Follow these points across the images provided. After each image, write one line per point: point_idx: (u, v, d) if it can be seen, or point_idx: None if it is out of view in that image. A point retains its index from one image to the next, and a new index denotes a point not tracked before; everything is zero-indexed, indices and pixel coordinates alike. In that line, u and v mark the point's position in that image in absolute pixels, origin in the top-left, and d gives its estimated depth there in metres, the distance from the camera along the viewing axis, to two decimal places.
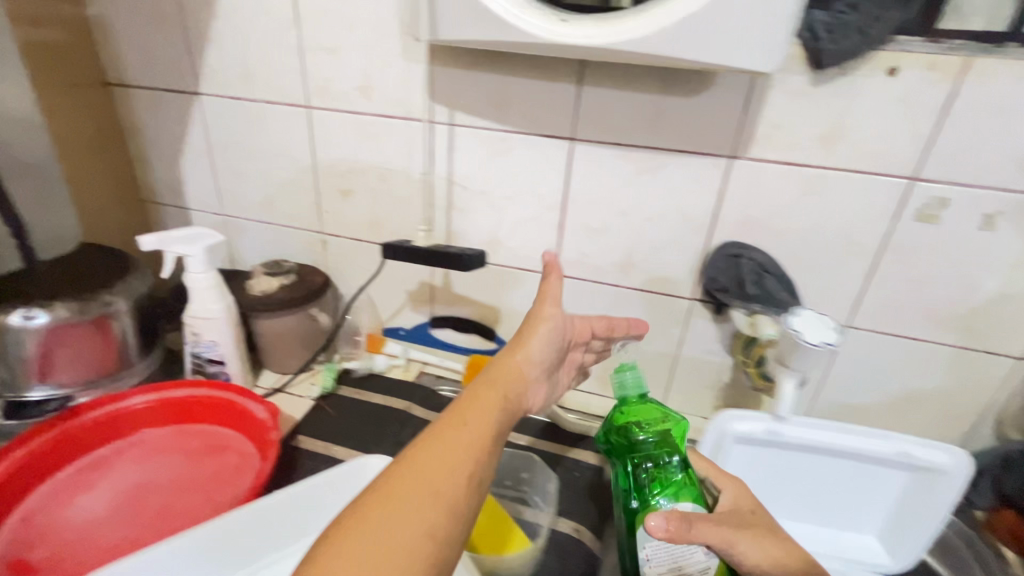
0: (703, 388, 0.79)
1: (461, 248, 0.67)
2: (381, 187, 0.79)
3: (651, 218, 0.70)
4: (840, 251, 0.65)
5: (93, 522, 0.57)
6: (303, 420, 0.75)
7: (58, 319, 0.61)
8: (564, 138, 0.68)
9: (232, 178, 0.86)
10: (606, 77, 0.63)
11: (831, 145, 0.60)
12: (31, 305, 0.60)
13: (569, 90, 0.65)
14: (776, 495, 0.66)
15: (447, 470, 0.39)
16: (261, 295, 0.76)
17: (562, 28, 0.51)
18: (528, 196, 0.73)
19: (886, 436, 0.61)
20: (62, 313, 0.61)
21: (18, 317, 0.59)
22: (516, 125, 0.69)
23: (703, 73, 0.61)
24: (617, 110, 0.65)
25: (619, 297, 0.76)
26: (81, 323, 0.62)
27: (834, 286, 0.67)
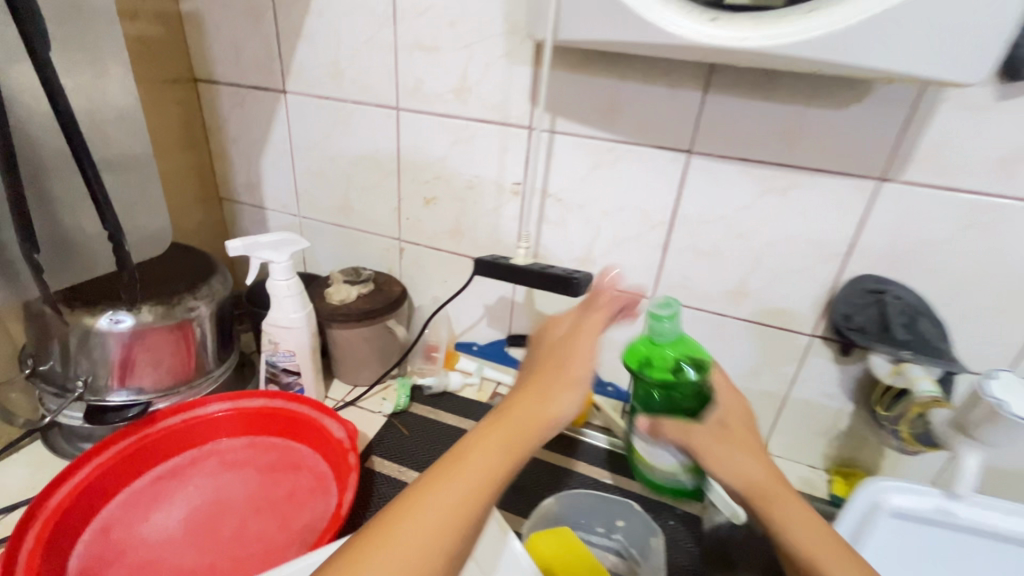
0: (813, 433, 0.70)
1: (569, 270, 0.59)
2: (467, 196, 0.74)
3: (772, 243, 0.62)
4: (1006, 293, 0.55)
5: (169, 539, 0.55)
6: (375, 438, 0.71)
7: (144, 323, 0.59)
8: (679, 150, 0.61)
9: (311, 179, 0.83)
10: (737, 85, 0.56)
11: (1012, 170, 0.51)
12: (118, 308, 0.58)
13: (691, 98, 0.58)
14: None
15: (448, 525, 0.37)
16: (339, 304, 0.73)
17: (711, 29, 0.45)
18: (631, 211, 0.66)
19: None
20: (148, 317, 0.59)
21: (105, 321, 0.57)
22: (625, 135, 0.63)
23: (857, 82, 0.53)
24: (746, 122, 0.57)
25: (724, 327, 0.68)
26: (165, 328, 0.61)
27: (993, 333, 0.57)
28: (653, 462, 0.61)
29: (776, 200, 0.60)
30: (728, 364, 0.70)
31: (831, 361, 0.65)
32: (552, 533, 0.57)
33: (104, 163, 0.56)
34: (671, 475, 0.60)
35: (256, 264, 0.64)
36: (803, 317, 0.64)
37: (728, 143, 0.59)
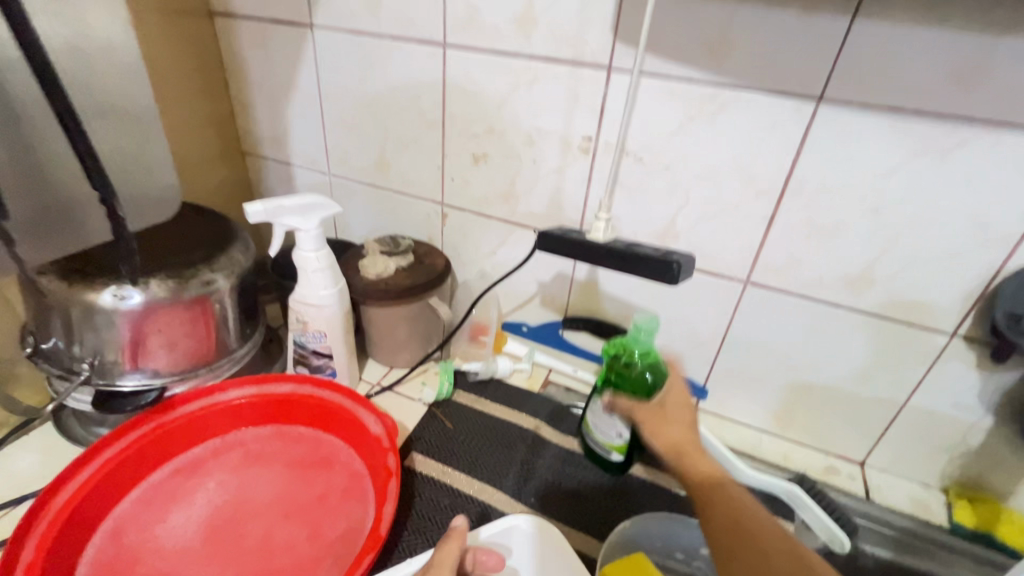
0: (933, 448, 0.59)
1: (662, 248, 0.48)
2: (524, 154, 0.62)
3: (917, 219, 0.49)
4: None
5: (187, 546, 0.48)
6: (415, 432, 0.63)
7: (153, 301, 0.51)
8: (807, 97, 0.48)
9: (343, 132, 0.72)
10: (903, 7, 0.42)
11: None
12: (123, 283, 0.50)
13: (833, 26, 0.45)
14: None
15: None
16: (375, 279, 0.63)
17: None
18: (730, 175, 0.54)
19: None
20: (158, 292, 0.51)
21: (108, 297, 0.49)
22: (734, 77, 0.49)
23: None
24: (907, 58, 0.44)
25: (834, 319, 0.56)
26: (178, 305, 0.52)
27: None
28: (596, 433, 0.59)
29: (933, 164, 0.46)
30: (835, 363, 0.59)
31: (973, 367, 0.53)
32: (628, 562, 0.47)
33: (99, 106, 0.46)
34: (603, 447, 0.59)
35: (280, 232, 0.54)
36: (944, 312, 0.51)
37: (879, 87, 0.45)
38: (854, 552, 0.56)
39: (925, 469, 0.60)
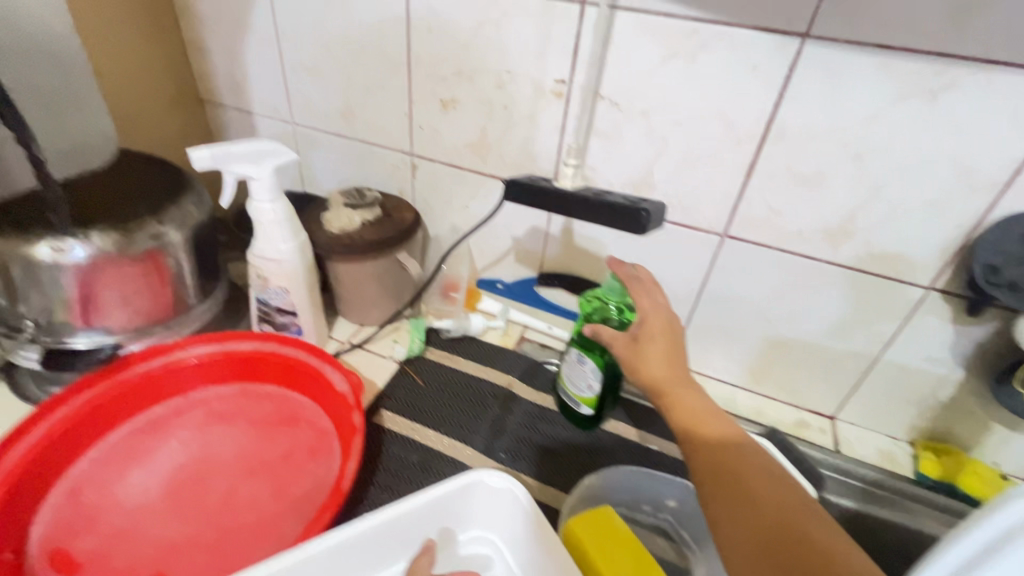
0: (904, 402, 0.59)
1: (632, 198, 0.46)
2: (496, 98, 0.59)
3: (901, 166, 0.47)
4: None
5: (148, 505, 0.47)
6: (386, 389, 0.62)
7: (98, 254, 0.48)
8: (792, 34, 0.44)
9: (303, 76, 0.68)
10: None
11: None
12: (62, 235, 0.47)
13: None
14: None
15: None
16: (339, 233, 0.60)
17: None
18: (710, 121, 0.51)
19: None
20: (102, 246, 0.48)
21: (46, 249, 0.46)
22: (716, 11, 0.46)
23: None
24: None
25: (812, 272, 0.55)
26: (126, 259, 0.49)
27: None
28: (568, 385, 0.59)
29: (922, 106, 0.44)
30: (811, 318, 0.58)
31: (949, 320, 0.52)
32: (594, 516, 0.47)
33: None
34: (575, 400, 0.58)
35: (231, 181, 0.51)
36: (923, 265, 0.50)
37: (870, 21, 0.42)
38: (820, 503, 0.56)
39: (895, 422, 0.60)
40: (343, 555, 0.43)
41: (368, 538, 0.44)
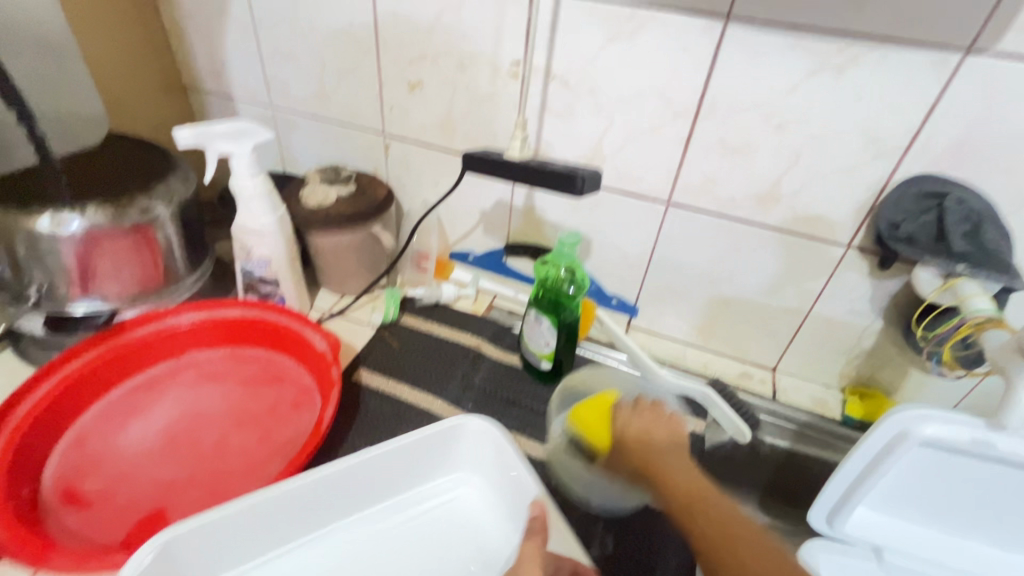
0: (834, 353, 0.65)
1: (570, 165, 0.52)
2: (459, 80, 0.63)
3: (817, 136, 0.52)
4: None
5: (146, 452, 0.53)
6: (363, 351, 0.67)
7: (94, 226, 0.52)
8: (715, 18, 0.50)
9: (280, 62, 0.72)
10: None
11: None
12: (60, 209, 0.51)
13: None
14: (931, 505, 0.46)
15: None
16: (316, 208, 0.66)
17: None
18: (650, 98, 0.56)
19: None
20: (97, 219, 0.52)
21: (46, 221, 0.51)
22: None
23: None
24: None
25: (747, 236, 0.60)
26: (119, 231, 0.54)
27: None
28: (529, 343, 0.64)
29: (829, 81, 0.49)
30: (749, 278, 0.63)
31: (865, 274, 0.58)
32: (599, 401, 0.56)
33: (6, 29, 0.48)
34: (535, 356, 0.63)
35: (214, 158, 0.56)
36: (841, 224, 0.56)
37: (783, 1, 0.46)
38: (756, 443, 0.63)
39: (828, 371, 0.66)
40: (325, 488, 0.49)
41: (347, 473, 0.49)
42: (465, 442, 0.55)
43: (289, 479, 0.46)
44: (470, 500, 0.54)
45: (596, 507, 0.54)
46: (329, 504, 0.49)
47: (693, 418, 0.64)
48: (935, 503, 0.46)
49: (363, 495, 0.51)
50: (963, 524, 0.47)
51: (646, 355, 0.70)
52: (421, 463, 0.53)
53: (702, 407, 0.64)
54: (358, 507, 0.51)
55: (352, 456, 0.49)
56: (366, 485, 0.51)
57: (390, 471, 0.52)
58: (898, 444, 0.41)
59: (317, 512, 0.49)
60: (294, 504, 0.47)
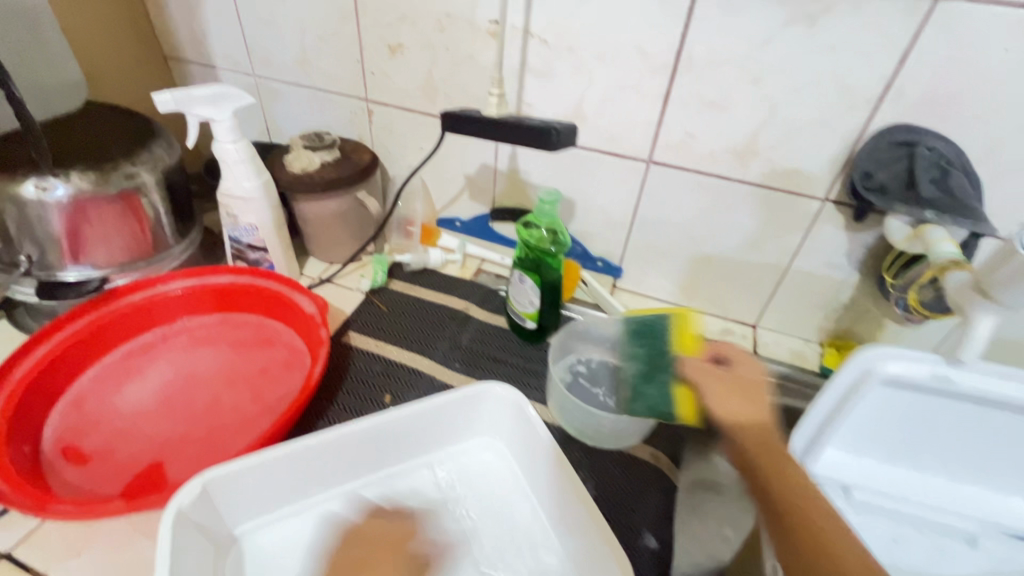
0: (813, 308, 0.66)
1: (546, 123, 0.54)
2: (439, 42, 0.63)
3: (793, 89, 0.52)
4: None
5: (142, 412, 0.54)
6: (353, 315, 0.68)
7: (79, 192, 0.53)
8: None
9: (259, 28, 0.71)
10: None
11: None
12: (45, 175, 0.52)
13: None
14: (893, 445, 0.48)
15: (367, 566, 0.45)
16: (300, 173, 0.66)
17: None
18: (629, 54, 0.56)
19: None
20: (81, 185, 0.53)
21: (31, 187, 0.52)
22: None
23: None
24: None
25: (727, 192, 0.61)
26: (105, 198, 0.55)
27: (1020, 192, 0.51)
28: (514, 303, 0.65)
29: (805, 32, 0.49)
30: (729, 236, 0.64)
31: (842, 228, 0.59)
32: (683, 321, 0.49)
33: None
34: (520, 316, 0.65)
35: (195, 123, 0.56)
36: (817, 178, 0.56)
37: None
38: None
39: (807, 325, 0.68)
40: (331, 452, 0.49)
41: (354, 438, 0.49)
42: (488, 410, 0.55)
43: (294, 441, 0.47)
44: (488, 466, 0.54)
45: (584, 461, 0.56)
46: (335, 467, 0.50)
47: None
48: (907, 445, 0.47)
49: (366, 459, 0.51)
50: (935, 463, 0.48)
51: (630, 314, 0.71)
52: (444, 427, 0.54)
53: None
54: (363, 473, 0.51)
55: (358, 423, 0.49)
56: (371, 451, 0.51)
57: (400, 438, 0.52)
58: (857, 382, 0.43)
59: (320, 475, 0.49)
60: (299, 467, 0.48)
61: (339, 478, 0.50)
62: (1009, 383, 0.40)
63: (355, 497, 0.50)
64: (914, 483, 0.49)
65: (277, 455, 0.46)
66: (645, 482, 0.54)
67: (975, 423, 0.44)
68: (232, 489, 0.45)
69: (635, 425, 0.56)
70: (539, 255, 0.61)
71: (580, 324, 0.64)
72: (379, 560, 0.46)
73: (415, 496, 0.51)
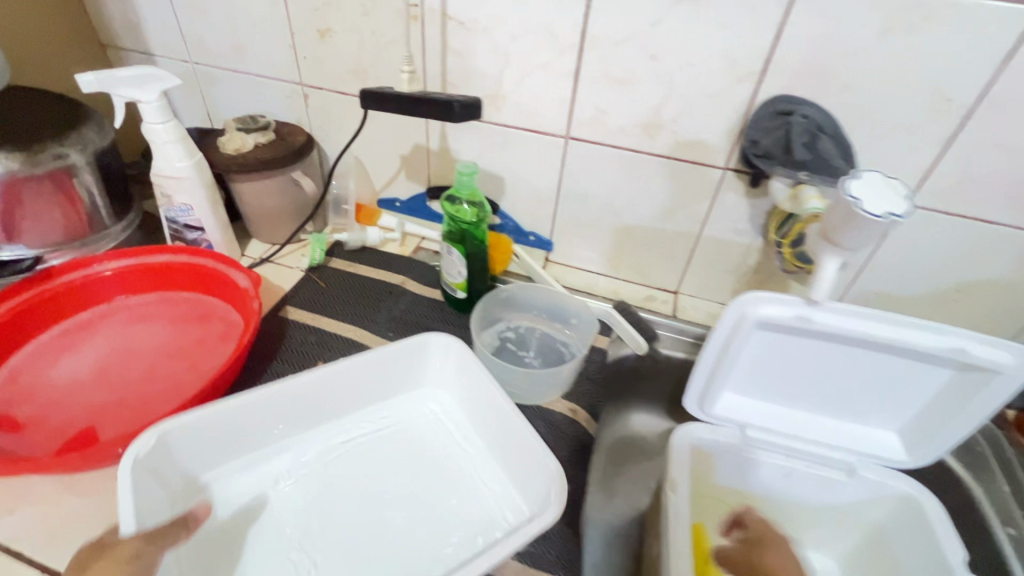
0: (725, 273, 0.71)
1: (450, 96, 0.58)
2: (364, 26, 0.66)
3: (686, 64, 0.56)
4: (922, 106, 0.51)
5: (76, 383, 0.56)
6: (291, 291, 0.71)
7: (8, 171, 0.55)
8: None
9: (193, 15, 0.73)
10: None
11: None
12: None
13: None
14: (774, 382, 0.53)
15: None
16: (234, 154, 0.68)
17: None
18: (538, 35, 0.60)
19: (934, 328, 0.44)
20: (10, 164, 0.55)
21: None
22: None
23: None
24: None
25: (639, 164, 0.65)
26: (35, 177, 0.56)
27: (894, 158, 0.55)
28: (445, 275, 0.69)
29: (691, 11, 0.53)
30: (644, 207, 0.69)
31: (742, 195, 0.63)
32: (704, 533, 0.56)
33: None
34: (450, 287, 0.69)
35: (121, 104, 0.58)
36: (716, 149, 0.61)
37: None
38: (655, 354, 0.70)
39: (723, 289, 0.73)
40: (265, 414, 0.52)
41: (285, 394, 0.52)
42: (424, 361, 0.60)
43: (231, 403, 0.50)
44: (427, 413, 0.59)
45: None
46: (271, 425, 0.53)
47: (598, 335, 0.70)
48: (781, 380, 0.53)
49: (300, 416, 0.55)
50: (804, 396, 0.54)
51: (560, 284, 0.75)
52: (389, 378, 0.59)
53: (607, 326, 0.71)
54: (303, 428, 0.56)
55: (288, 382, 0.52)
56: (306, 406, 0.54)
57: (337, 390, 0.56)
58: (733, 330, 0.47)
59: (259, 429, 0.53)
60: (238, 424, 0.51)
61: (275, 437, 0.54)
62: (857, 320, 0.45)
63: (295, 450, 0.54)
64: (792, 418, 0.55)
65: (224, 409, 0.50)
66: (562, 434, 0.58)
67: (831, 354, 0.49)
68: (187, 439, 0.49)
69: (551, 380, 0.60)
70: (464, 227, 0.65)
71: (504, 288, 0.68)
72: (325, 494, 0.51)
73: (352, 445, 0.55)
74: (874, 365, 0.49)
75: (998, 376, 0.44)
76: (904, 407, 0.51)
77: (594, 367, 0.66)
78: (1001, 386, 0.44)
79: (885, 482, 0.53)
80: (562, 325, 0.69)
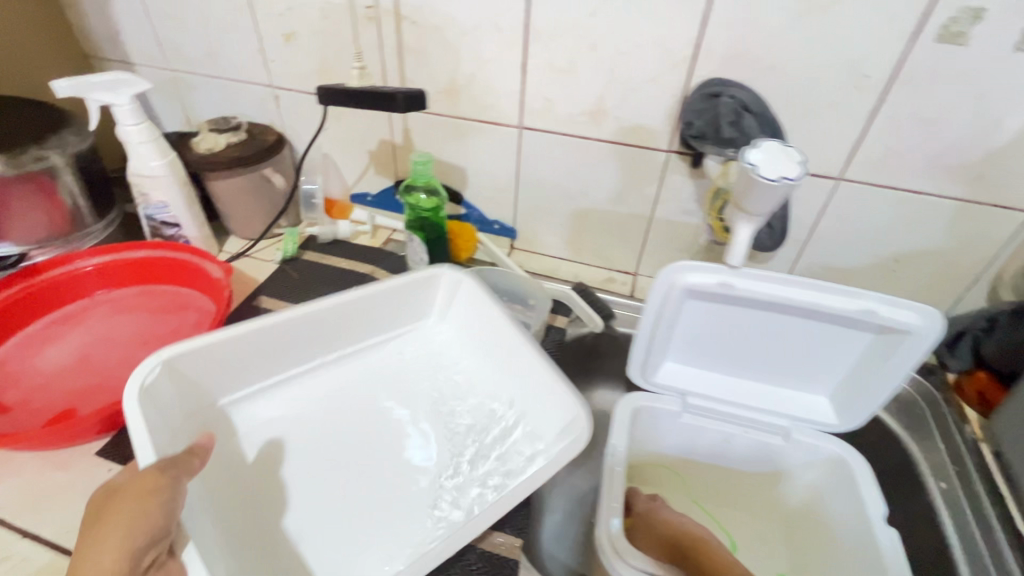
0: (679, 253, 0.74)
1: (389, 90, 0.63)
2: (326, 29, 0.70)
3: (622, 54, 0.59)
4: (845, 86, 0.52)
5: (60, 370, 0.60)
6: (264, 282, 0.75)
7: None
8: None
9: (168, 24, 0.77)
10: None
11: None
12: None
13: None
14: (705, 351, 0.56)
15: None
16: (206, 153, 0.72)
17: None
18: (486, 32, 0.63)
19: (851, 292, 0.47)
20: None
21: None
22: None
23: None
24: None
25: (589, 151, 0.68)
26: (17, 179, 0.60)
27: (817, 138, 0.56)
28: (410, 260, 0.74)
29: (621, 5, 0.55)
30: (598, 192, 0.71)
31: (688, 177, 0.66)
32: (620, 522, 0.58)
33: None
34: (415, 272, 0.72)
35: (95, 108, 0.62)
36: (658, 134, 0.63)
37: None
38: (612, 333, 0.73)
39: None
40: (275, 341, 0.54)
41: (307, 316, 0.55)
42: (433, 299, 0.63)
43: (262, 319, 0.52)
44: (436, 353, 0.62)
45: None
46: (281, 359, 0.56)
47: (558, 317, 0.74)
48: (719, 350, 0.56)
49: (314, 346, 0.58)
50: (748, 366, 0.57)
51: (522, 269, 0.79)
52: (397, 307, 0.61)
53: (566, 307, 0.74)
54: (315, 358, 0.58)
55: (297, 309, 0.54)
56: (311, 335, 0.56)
57: (339, 329, 0.58)
58: (673, 297, 0.50)
59: (269, 363, 0.55)
60: (265, 345, 0.54)
61: (278, 365, 0.56)
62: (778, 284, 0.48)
63: (293, 385, 0.57)
64: (735, 388, 0.58)
65: (236, 335, 0.52)
66: None
67: (762, 324, 0.52)
68: (196, 365, 0.50)
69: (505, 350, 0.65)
70: (420, 214, 0.69)
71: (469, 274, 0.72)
72: (338, 436, 0.54)
73: (352, 376, 0.59)
74: (805, 334, 0.52)
75: (911, 336, 0.47)
76: (833, 372, 0.54)
77: (552, 343, 0.70)
78: (915, 346, 0.47)
79: (827, 442, 0.57)
80: (521, 307, 0.72)
